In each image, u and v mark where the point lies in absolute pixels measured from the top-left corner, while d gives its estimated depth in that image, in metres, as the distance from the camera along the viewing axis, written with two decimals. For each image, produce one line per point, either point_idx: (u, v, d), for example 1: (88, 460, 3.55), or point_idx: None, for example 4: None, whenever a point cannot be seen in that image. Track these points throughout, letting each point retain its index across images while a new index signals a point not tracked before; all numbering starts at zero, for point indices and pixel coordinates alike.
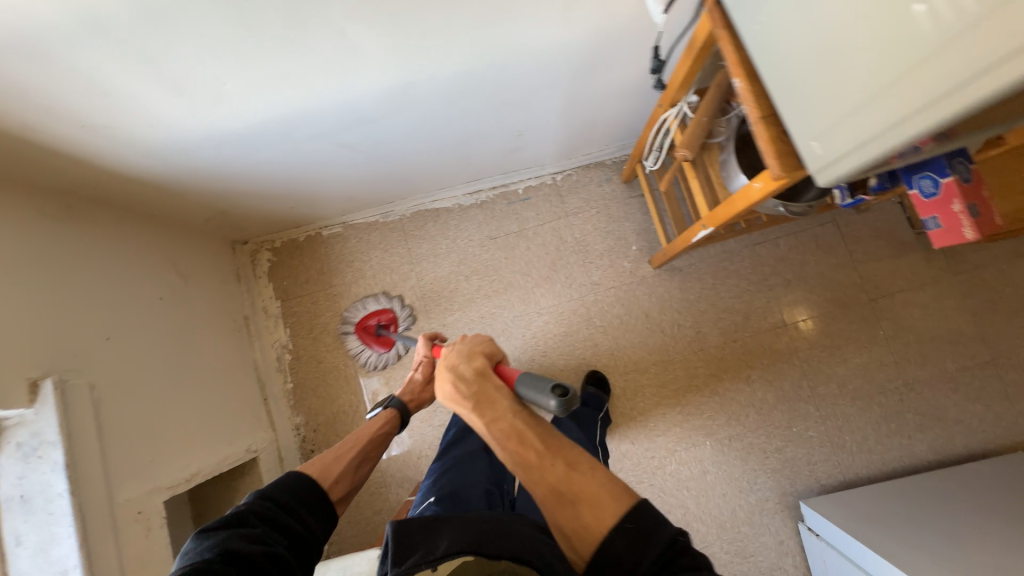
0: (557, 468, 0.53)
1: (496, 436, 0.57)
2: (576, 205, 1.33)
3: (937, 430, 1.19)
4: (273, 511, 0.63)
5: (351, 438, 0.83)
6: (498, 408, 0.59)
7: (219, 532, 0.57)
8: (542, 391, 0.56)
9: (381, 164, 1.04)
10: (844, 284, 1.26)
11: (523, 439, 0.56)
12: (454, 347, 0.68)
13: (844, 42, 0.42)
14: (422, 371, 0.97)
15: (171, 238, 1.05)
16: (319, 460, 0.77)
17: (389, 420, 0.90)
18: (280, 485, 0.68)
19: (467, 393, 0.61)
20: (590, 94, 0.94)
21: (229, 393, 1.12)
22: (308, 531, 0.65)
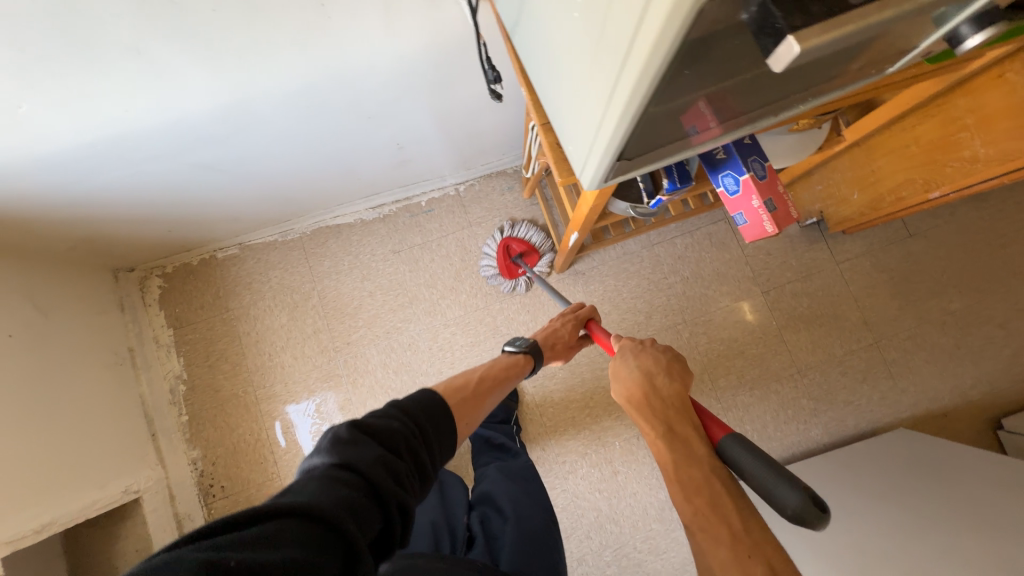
0: (754, 565, 0.49)
1: (683, 486, 0.57)
2: (479, 214, 1.34)
3: (830, 413, 1.24)
4: (415, 444, 0.58)
5: (487, 379, 0.85)
6: (693, 452, 0.60)
7: (370, 446, 0.52)
8: (784, 485, 0.51)
9: (256, 182, 1.01)
10: (739, 279, 1.30)
11: (717, 507, 0.54)
12: (658, 366, 0.71)
13: (551, 53, 0.42)
14: (568, 326, 1.00)
15: (24, 271, 0.98)
16: (461, 396, 0.79)
17: (522, 366, 0.92)
18: (426, 413, 0.63)
19: (659, 424, 0.63)
20: (457, 106, 0.95)
21: (105, 432, 1.05)
22: (431, 474, 0.58)
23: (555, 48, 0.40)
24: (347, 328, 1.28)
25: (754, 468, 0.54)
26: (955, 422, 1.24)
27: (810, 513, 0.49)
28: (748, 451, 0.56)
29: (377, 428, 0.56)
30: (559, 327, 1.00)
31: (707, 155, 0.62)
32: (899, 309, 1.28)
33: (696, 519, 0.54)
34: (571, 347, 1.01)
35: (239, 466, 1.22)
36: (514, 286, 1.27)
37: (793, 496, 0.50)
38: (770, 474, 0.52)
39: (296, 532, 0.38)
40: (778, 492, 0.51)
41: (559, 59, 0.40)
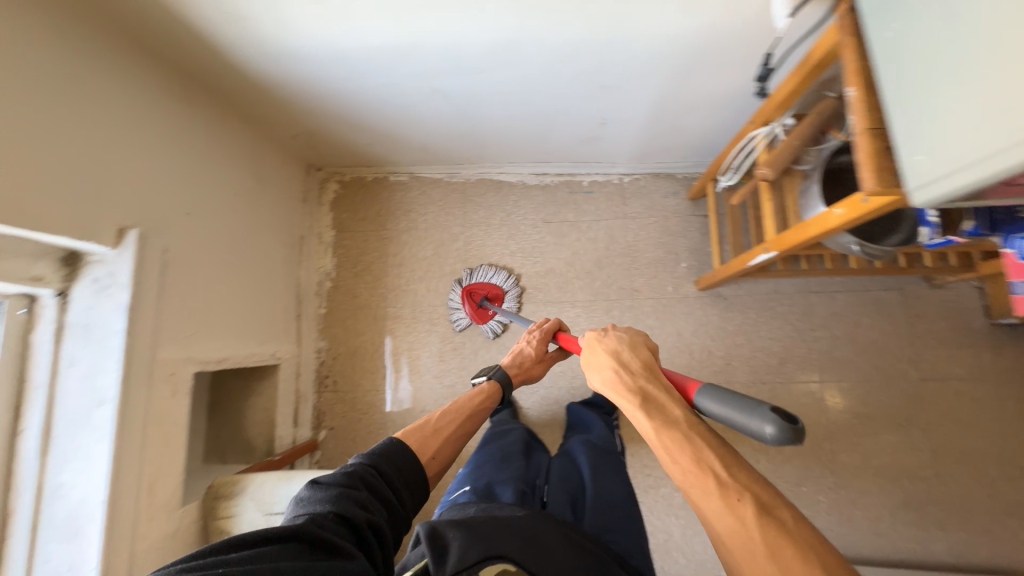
0: (746, 509, 0.47)
1: (667, 447, 0.53)
2: (636, 209, 1.33)
3: (961, 533, 1.11)
4: (375, 478, 0.70)
5: (448, 413, 0.90)
6: (670, 415, 0.56)
7: (333, 489, 0.65)
8: (752, 411, 0.47)
9: (465, 119, 1.07)
10: (895, 357, 1.19)
11: (703, 460, 0.51)
12: (625, 341, 0.67)
13: (972, 53, 0.39)
14: (534, 346, 1.01)
15: (258, 144, 1.12)
16: (420, 432, 0.84)
17: (490, 394, 0.97)
18: (384, 455, 0.75)
19: (634, 392, 0.59)
20: (683, 96, 0.94)
21: (270, 299, 1.18)
22: (398, 503, 0.70)
23: (991, 49, 0.38)
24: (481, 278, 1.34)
25: (730, 413, 0.50)
26: None
27: (787, 440, 0.44)
28: (721, 398, 0.52)
29: (337, 474, 0.68)
30: (524, 350, 1.02)
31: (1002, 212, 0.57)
32: None
33: (684, 478, 0.51)
34: (540, 360, 1.04)
35: (355, 368, 1.33)
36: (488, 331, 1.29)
37: (767, 425, 0.45)
38: (744, 414, 0.48)
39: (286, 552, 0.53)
40: (753, 425, 0.47)
41: (990, 59, 0.38)
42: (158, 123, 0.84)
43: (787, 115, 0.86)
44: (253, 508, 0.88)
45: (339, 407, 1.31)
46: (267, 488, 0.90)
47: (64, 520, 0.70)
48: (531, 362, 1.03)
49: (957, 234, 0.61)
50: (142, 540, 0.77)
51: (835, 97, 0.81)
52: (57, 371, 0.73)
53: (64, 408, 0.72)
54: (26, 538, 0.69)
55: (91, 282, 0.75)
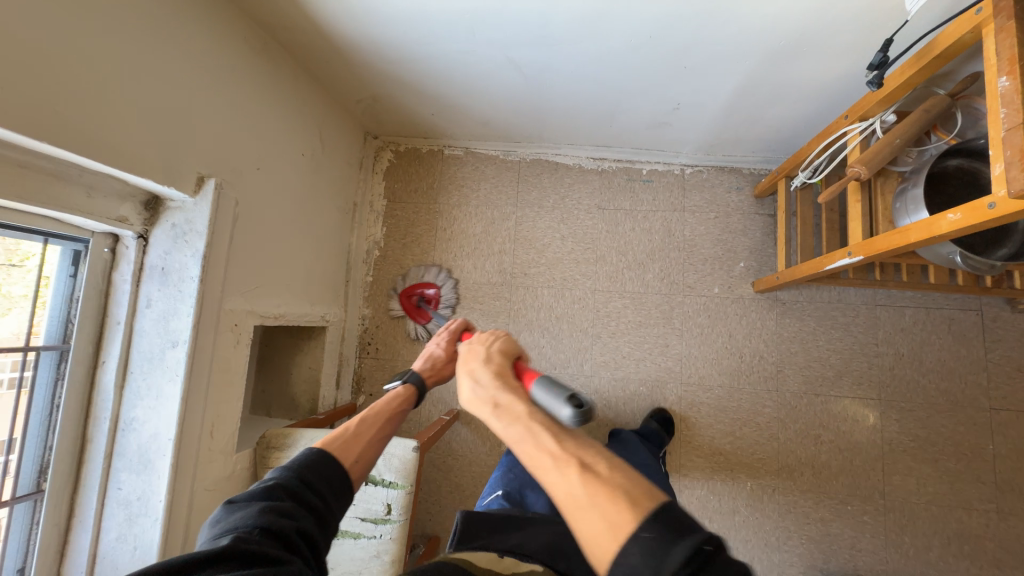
0: (570, 468, 0.45)
1: (512, 436, 0.51)
2: (696, 203, 1.28)
3: (1015, 572, 1.05)
4: (301, 486, 0.58)
5: (372, 414, 0.73)
6: (514, 407, 0.54)
7: (249, 504, 0.54)
8: (556, 399, 0.52)
9: (533, 94, 1.04)
10: (965, 382, 1.12)
11: (538, 440, 0.50)
12: (481, 345, 0.67)
13: None
14: (444, 345, 0.88)
15: (324, 106, 1.12)
16: (340, 437, 0.68)
17: (406, 398, 0.78)
18: (307, 458, 0.63)
19: (485, 397, 0.57)
20: (772, 82, 0.89)
21: (323, 262, 1.19)
22: (333, 509, 0.59)
23: None
24: (529, 259, 1.32)
25: (542, 399, 0.54)
26: None
27: (575, 417, 0.50)
28: (540, 385, 0.55)
29: (256, 487, 0.57)
30: (434, 351, 0.88)
31: None
32: None
33: (527, 462, 0.49)
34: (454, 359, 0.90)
35: (396, 338, 1.34)
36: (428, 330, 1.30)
37: (563, 409, 0.51)
38: (552, 398, 0.53)
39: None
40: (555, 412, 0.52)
41: None
42: (235, 75, 0.85)
43: (889, 111, 0.79)
44: None
45: (378, 374, 1.33)
46: None
47: (134, 452, 0.73)
48: (442, 363, 0.88)
49: None
50: (200, 478, 0.80)
51: (945, 95, 0.76)
52: (135, 310, 0.76)
53: (140, 346, 0.75)
54: (99, 464, 0.73)
55: (169, 227, 0.77)
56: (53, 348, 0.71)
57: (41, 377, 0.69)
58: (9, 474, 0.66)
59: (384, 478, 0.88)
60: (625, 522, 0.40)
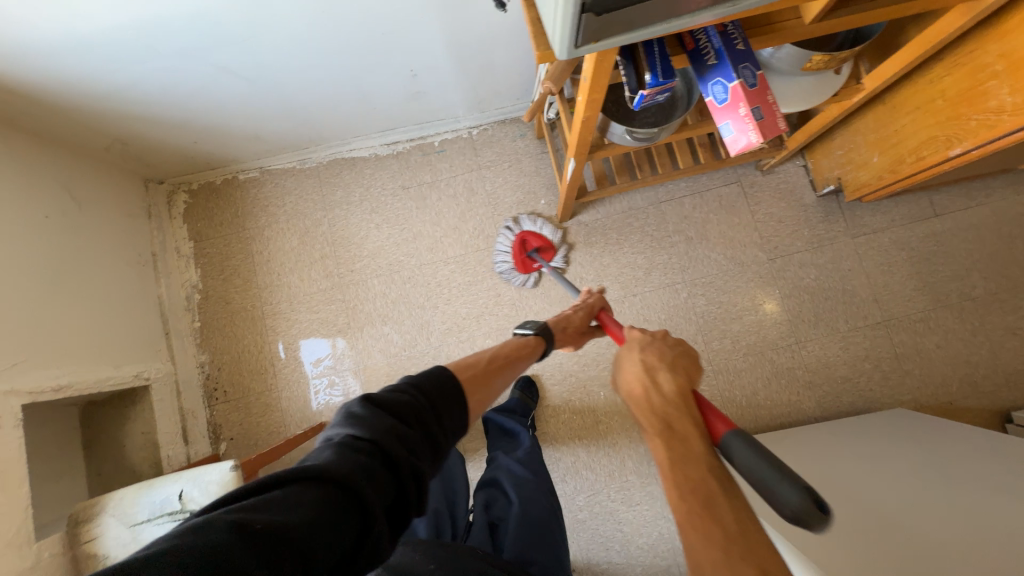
0: (745, 565, 0.43)
1: (679, 476, 0.50)
2: (489, 158, 1.36)
3: (825, 387, 1.21)
4: (424, 414, 0.56)
5: (498, 358, 0.80)
6: (693, 451, 0.53)
7: (380, 420, 0.51)
8: (783, 479, 0.48)
9: (276, 96, 1.06)
10: (745, 244, 1.27)
11: (712, 508, 0.47)
12: (663, 353, 0.66)
13: None
14: (579, 315, 0.97)
15: (66, 163, 1.07)
16: (470, 372, 0.72)
17: (532, 349, 0.88)
18: (433, 386, 0.60)
19: (659, 415, 0.58)
20: (470, 29, 0.96)
21: (121, 321, 1.13)
22: (442, 439, 0.56)
23: None
24: (352, 256, 1.33)
25: (752, 464, 0.50)
26: (962, 410, 1.18)
27: (808, 515, 0.46)
28: (745, 445, 0.52)
29: (385, 398, 0.55)
30: (571, 315, 0.97)
31: (697, 61, 0.61)
32: (915, 289, 1.23)
33: (687, 518, 0.47)
34: (581, 334, 0.99)
35: (243, 375, 1.30)
36: (525, 280, 1.26)
37: (793, 498, 0.47)
38: (772, 475, 0.49)
39: (311, 499, 0.40)
40: (778, 492, 0.48)
41: None
42: None
43: None
44: (116, 523, 0.84)
45: (234, 416, 1.28)
46: (128, 500, 0.86)
47: None
48: (574, 328, 0.97)
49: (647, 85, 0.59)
50: None
51: None
52: None
53: None
54: None
55: None
56: None
57: None
58: None
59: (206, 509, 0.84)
60: None
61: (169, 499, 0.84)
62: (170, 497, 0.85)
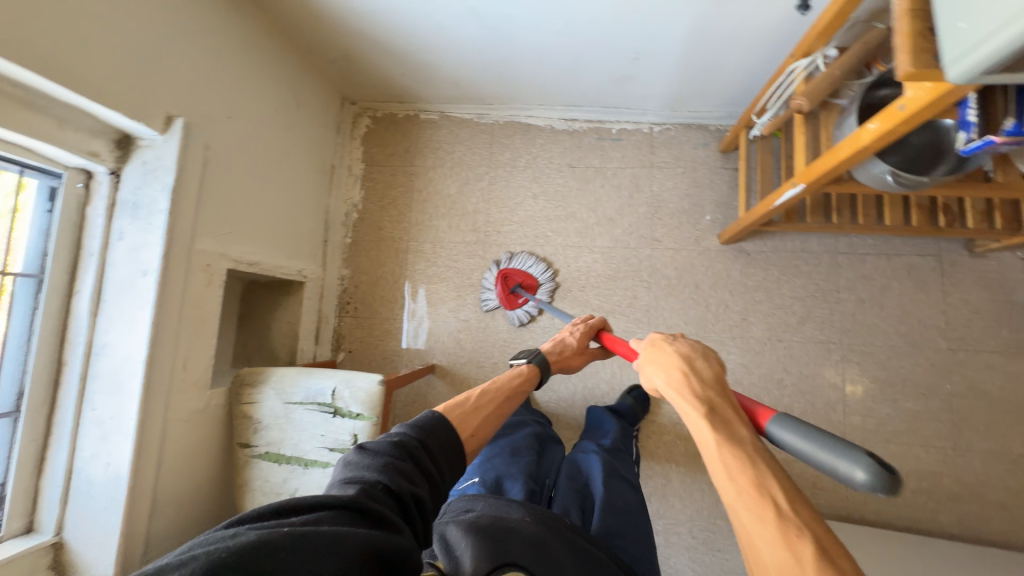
0: (802, 545, 0.39)
1: (724, 460, 0.46)
2: (664, 159, 1.31)
3: (974, 506, 1.07)
4: (420, 451, 0.63)
5: (489, 393, 0.83)
6: (736, 433, 0.49)
7: (380, 457, 0.59)
8: (846, 455, 0.42)
9: (499, 48, 1.07)
10: (924, 323, 1.14)
11: (765, 484, 0.43)
12: (696, 347, 0.62)
13: None
14: (575, 337, 0.99)
15: (297, 67, 1.17)
16: (460, 409, 0.77)
17: (527, 377, 0.92)
18: (426, 427, 0.68)
19: (697, 395, 0.54)
20: (720, 26, 0.92)
21: (299, 219, 1.23)
22: (439, 480, 0.63)
23: None
24: (502, 218, 1.35)
25: (804, 446, 0.45)
26: None
27: (882, 495, 0.39)
28: (797, 430, 0.47)
29: (382, 441, 0.62)
30: (566, 339, 0.99)
31: None
32: None
33: (738, 498, 0.43)
34: (580, 354, 1.02)
35: (374, 298, 1.38)
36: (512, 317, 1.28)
37: (859, 470, 0.41)
38: (828, 454, 0.43)
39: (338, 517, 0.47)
40: (842, 469, 0.42)
41: None
42: (207, 25, 0.89)
43: (830, 46, 0.83)
44: (274, 397, 0.93)
45: (357, 332, 1.37)
46: (289, 380, 0.93)
47: (107, 375, 0.77)
48: (570, 351, 1.00)
49: (996, 132, 0.51)
50: (173, 408, 0.84)
51: (884, 27, 0.78)
52: (107, 244, 0.80)
53: (112, 277, 0.79)
54: (76, 388, 0.77)
55: (140, 164, 0.82)
56: (29, 277, 0.75)
57: (19, 304, 0.74)
58: None
59: (351, 411, 0.90)
60: None
61: (323, 390, 0.92)
62: (323, 389, 0.92)
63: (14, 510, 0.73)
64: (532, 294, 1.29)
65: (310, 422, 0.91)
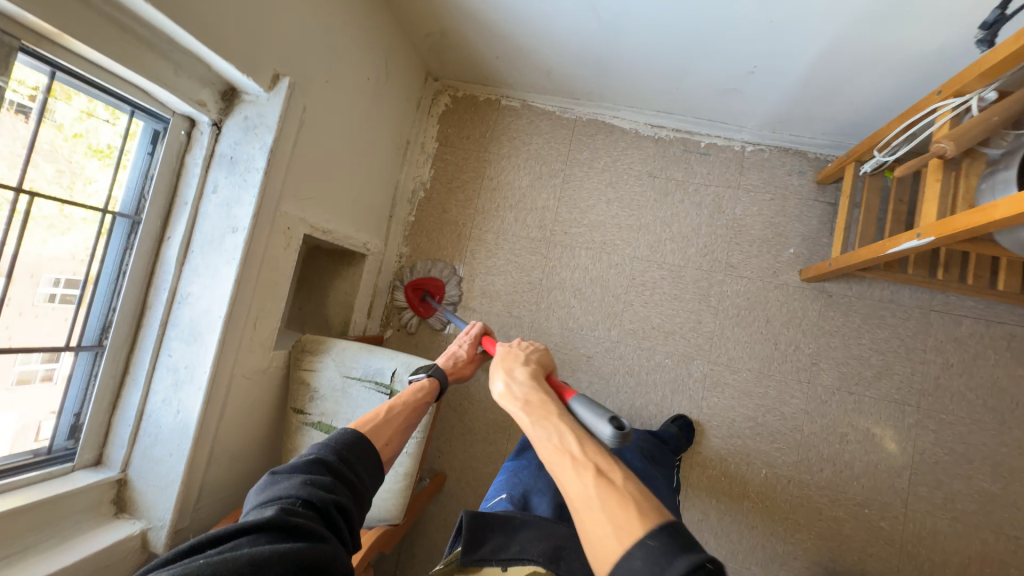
0: (587, 471, 0.50)
1: (538, 435, 0.58)
2: (752, 181, 1.24)
3: None
4: (341, 460, 0.60)
5: (403, 402, 0.76)
6: (547, 414, 0.60)
7: (295, 475, 0.56)
8: (598, 416, 0.59)
9: (606, 41, 1.01)
10: (1016, 400, 1.05)
11: (562, 443, 0.55)
12: (521, 353, 0.76)
13: None
14: (467, 348, 0.94)
15: (393, 37, 1.14)
16: (371, 419, 0.71)
17: (432, 387, 0.83)
18: (343, 435, 0.64)
19: (519, 395, 0.66)
20: (862, 47, 0.84)
21: (371, 192, 1.22)
22: (365, 486, 0.61)
23: None
24: (571, 219, 1.31)
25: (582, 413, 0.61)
26: None
27: (614, 443, 0.56)
28: (580, 402, 0.63)
29: (297, 458, 0.59)
30: (456, 351, 0.93)
31: None
32: None
33: (547, 460, 0.54)
34: (475, 362, 0.95)
35: None
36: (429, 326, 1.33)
37: (603, 428, 0.57)
38: (592, 416, 0.59)
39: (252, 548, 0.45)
40: (596, 428, 0.58)
41: None
42: None
43: (988, 89, 0.75)
44: (333, 368, 0.93)
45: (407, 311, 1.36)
46: (350, 354, 0.94)
47: (186, 325, 0.78)
48: (464, 364, 0.93)
49: None
50: (240, 365, 0.84)
51: None
52: (201, 195, 0.80)
53: (202, 229, 0.79)
54: (156, 331, 0.78)
55: (242, 119, 0.81)
56: (126, 217, 0.75)
57: (114, 241, 0.74)
58: (78, 323, 0.71)
59: None
60: (632, 526, 0.43)
61: (382, 369, 0.92)
62: (382, 368, 0.92)
63: (87, 441, 0.75)
64: (440, 299, 1.33)
65: (366, 399, 0.91)
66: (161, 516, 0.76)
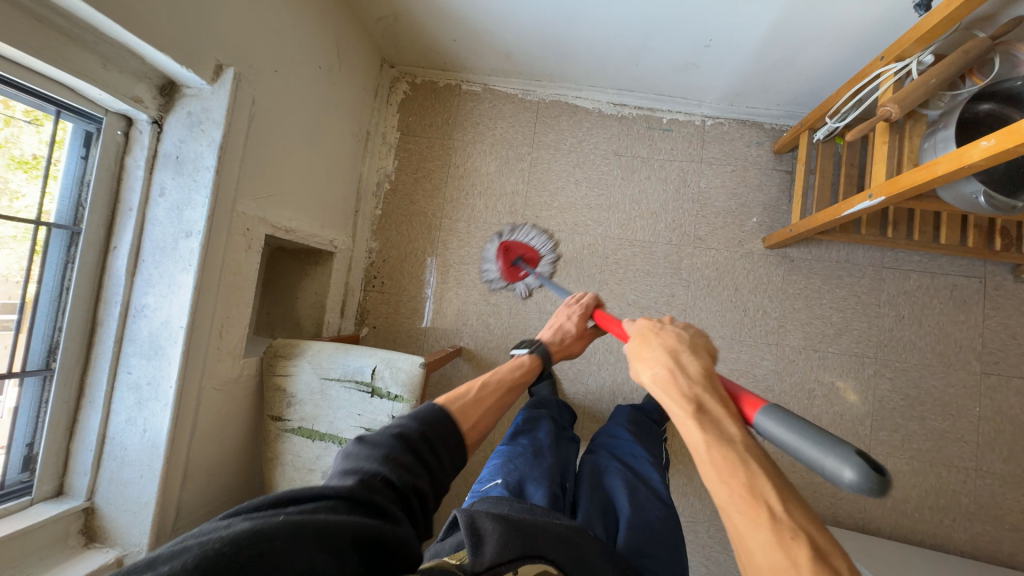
0: (798, 548, 0.38)
1: (716, 461, 0.44)
2: (714, 155, 1.27)
3: (988, 526, 1.09)
4: (419, 443, 0.59)
5: (490, 384, 0.78)
6: (725, 431, 0.46)
7: (379, 448, 0.55)
8: (832, 457, 0.40)
9: (563, 20, 1.00)
10: (960, 343, 1.14)
11: (755, 487, 0.41)
12: (678, 334, 0.59)
13: None
14: (576, 323, 0.95)
15: (343, 22, 1.09)
16: (461, 398, 0.73)
17: (529, 370, 0.86)
18: (424, 419, 0.64)
19: (686, 393, 0.50)
20: (812, 16, 0.86)
21: (334, 186, 1.17)
22: (441, 471, 0.59)
23: None
24: (541, 203, 1.30)
25: (794, 441, 0.43)
26: None
27: (869, 496, 0.37)
28: (783, 421, 0.45)
29: (382, 433, 0.58)
30: (564, 325, 0.95)
31: None
32: None
33: (731, 503, 0.41)
34: (581, 338, 0.96)
35: (403, 274, 1.34)
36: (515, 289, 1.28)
37: (847, 470, 0.39)
38: (820, 453, 0.41)
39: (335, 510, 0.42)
40: (829, 467, 0.40)
41: None
42: None
43: (927, 51, 0.79)
44: (310, 370, 0.90)
45: (383, 307, 1.33)
46: (327, 355, 0.91)
47: (145, 339, 0.73)
48: (570, 339, 0.95)
49: None
50: (209, 376, 0.80)
51: (987, 38, 0.75)
52: (147, 199, 0.74)
53: (152, 235, 0.74)
54: (111, 348, 0.73)
55: (185, 116, 0.75)
56: (63, 228, 0.69)
57: (52, 255, 0.68)
58: (20, 347, 0.65)
59: (389, 391, 0.88)
60: None
61: (363, 366, 0.89)
62: (364, 365, 0.89)
63: (45, 471, 0.70)
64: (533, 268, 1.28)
65: (347, 399, 0.89)
66: (137, 541, 0.72)
